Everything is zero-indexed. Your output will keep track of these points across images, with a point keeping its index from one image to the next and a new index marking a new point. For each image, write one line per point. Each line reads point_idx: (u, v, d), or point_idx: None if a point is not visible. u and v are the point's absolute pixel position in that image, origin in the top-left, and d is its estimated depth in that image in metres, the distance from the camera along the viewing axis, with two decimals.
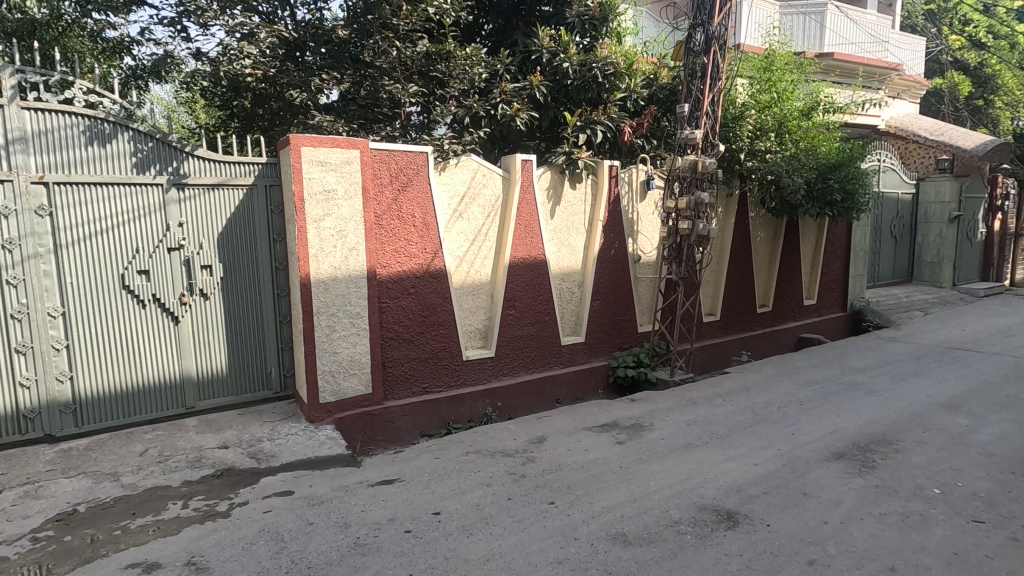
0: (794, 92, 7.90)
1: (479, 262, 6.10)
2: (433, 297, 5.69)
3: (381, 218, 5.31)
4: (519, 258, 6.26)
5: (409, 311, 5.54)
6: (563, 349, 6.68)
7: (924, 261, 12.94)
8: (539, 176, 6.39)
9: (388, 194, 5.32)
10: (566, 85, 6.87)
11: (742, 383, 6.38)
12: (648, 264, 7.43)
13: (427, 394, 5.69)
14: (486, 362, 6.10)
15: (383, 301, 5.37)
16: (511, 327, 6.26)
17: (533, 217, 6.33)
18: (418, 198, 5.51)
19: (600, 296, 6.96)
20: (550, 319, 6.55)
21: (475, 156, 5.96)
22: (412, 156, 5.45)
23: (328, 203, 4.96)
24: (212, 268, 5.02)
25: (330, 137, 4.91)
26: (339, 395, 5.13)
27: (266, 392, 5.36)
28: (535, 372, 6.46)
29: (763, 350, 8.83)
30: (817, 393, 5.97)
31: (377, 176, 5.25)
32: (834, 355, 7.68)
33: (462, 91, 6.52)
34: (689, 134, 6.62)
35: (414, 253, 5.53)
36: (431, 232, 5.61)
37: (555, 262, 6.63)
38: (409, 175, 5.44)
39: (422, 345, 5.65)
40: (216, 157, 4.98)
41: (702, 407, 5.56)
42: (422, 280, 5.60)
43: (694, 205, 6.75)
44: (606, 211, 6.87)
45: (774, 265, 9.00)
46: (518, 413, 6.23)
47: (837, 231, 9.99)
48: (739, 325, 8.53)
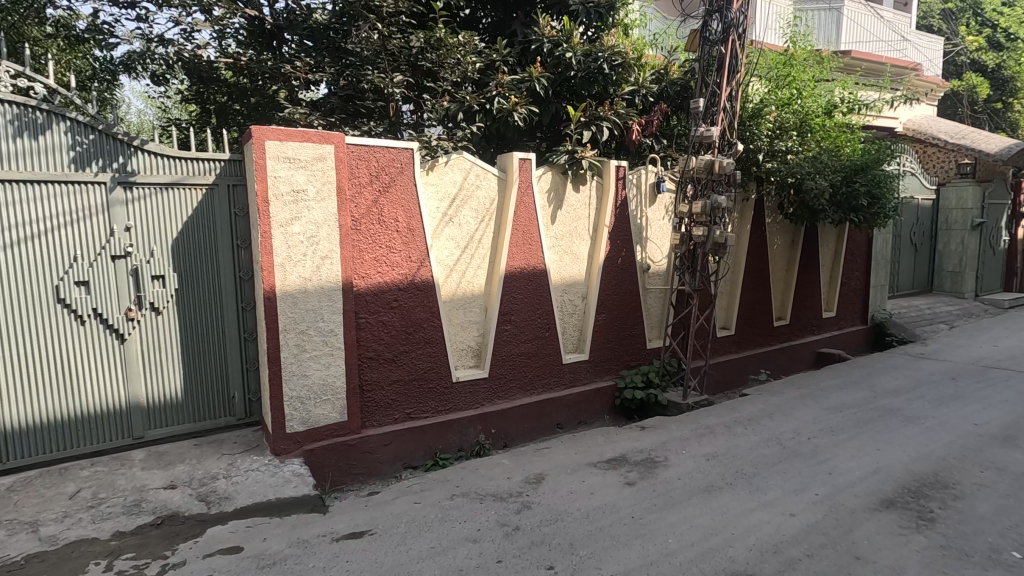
0: (814, 89, 7.30)
1: (472, 272, 5.47)
2: (419, 311, 5.06)
3: (360, 222, 4.69)
4: (516, 268, 5.64)
5: (392, 328, 4.92)
6: (564, 368, 6.05)
7: (945, 270, 12.30)
8: (539, 177, 5.79)
9: (368, 195, 4.71)
10: (569, 77, 6.26)
11: (764, 407, 5.75)
12: (658, 274, 6.82)
13: (411, 421, 5.07)
14: (479, 384, 5.46)
15: (362, 316, 4.75)
16: (507, 345, 5.63)
17: (531, 222, 5.72)
18: (403, 200, 4.90)
19: (605, 309, 6.33)
20: (550, 335, 5.93)
21: (468, 154, 5.36)
22: (396, 152, 4.84)
23: (297, 205, 4.35)
24: (165, 278, 4.41)
25: (299, 130, 4.32)
26: (308, 424, 4.52)
27: (228, 419, 4.75)
28: (533, 395, 5.83)
29: (781, 367, 8.21)
30: (849, 420, 5.32)
31: (355, 175, 4.64)
32: (861, 374, 7.03)
33: (453, 85, 5.93)
34: (706, 132, 5.97)
35: (397, 262, 4.90)
36: (418, 239, 5.00)
37: (556, 272, 6.01)
38: (392, 174, 4.83)
39: (407, 365, 5.03)
40: (170, 153, 4.39)
41: (722, 437, 4.92)
42: (407, 293, 4.97)
43: (709, 209, 6.02)
44: (612, 216, 6.27)
45: (792, 275, 8.37)
46: (514, 440, 5.60)
47: (858, 239, 9.36)
48: (755, 340, 7.92)
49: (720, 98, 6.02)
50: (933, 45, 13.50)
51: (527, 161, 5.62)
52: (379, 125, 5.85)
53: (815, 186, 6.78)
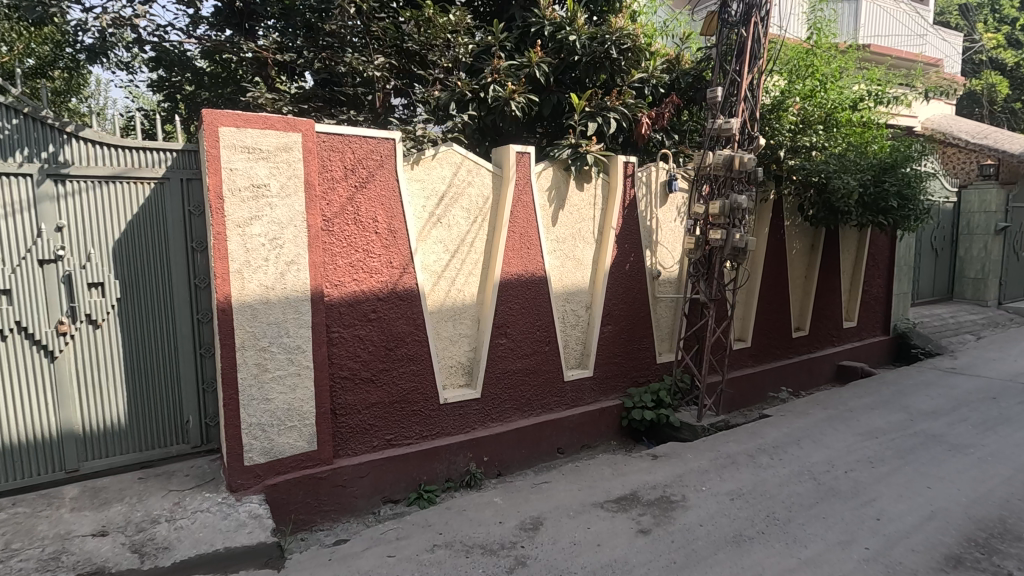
0: (838, 81, 6.72)
1: (462, 279, 4.86)
2: (401, 324, 4.45)
3: (333, 222, 4.09)
4: (513, 276, 5.04)
5: (370, 343, 4.31)
6: (566, 386, 5.45)
7: (966, 277, 11.67)
8: (539, 173, 5.19)
9: (341, 191, 4.11)
10: (573, 63, 5.66)
11: (789, 431, 5.13)
12: (669, 282, 6.22)
13: (392, 449, 4.46)
14: (469, 406, 4.86)
15: (334, 330, 4.15)
16: (502, 361, 5.02)
17: (530, 224, 5.12)
18: (383, 198, 4.30)
19: (611, 321, 5.72)
20: (550, 350, 5.32)
21: (459, 147, 4.77)
22: (375, 143, 4.25)
23: (258, 202, 3.75)
24: (105, 286, 3.81)
25: (260, 116, 3.71)
26: (271, 455, 3.92)
27: (181, 447, 4.15)
28: (531, 417, 5.23)
29: (799, 381, 7.60)
30: (887, 448, 4.72)
31: (327, 168, 4.04)
32: (891, 392, 6.41)
33: (444, 71, 5.38)
34: (725, 124, 5.36)
35: (376, 268, 4.30)
36: (400, 243, 4.40)
37: (557, 279, 5.40)
38: (370, 168, 4.23)
39: (387, 385, 4.42)
40: (110, 141, 3.79)
41: (746, 470, 4.31)
42: (387, 304, 4.36)
43: (728, 208, 5.38)
44: (620, 217, 5.67)
45: (811, 282, 7.77)
46: (510, 468, 5.00)
47: (880, 243, 8.75)
48: (772, 352, 7.32)
49: (740, 86, 5.42)
50: (951, 42, 12.91)
51: (525, 155, 5.03)
52: (360, 115, 5.37)
53: (841, 185, 6.18)
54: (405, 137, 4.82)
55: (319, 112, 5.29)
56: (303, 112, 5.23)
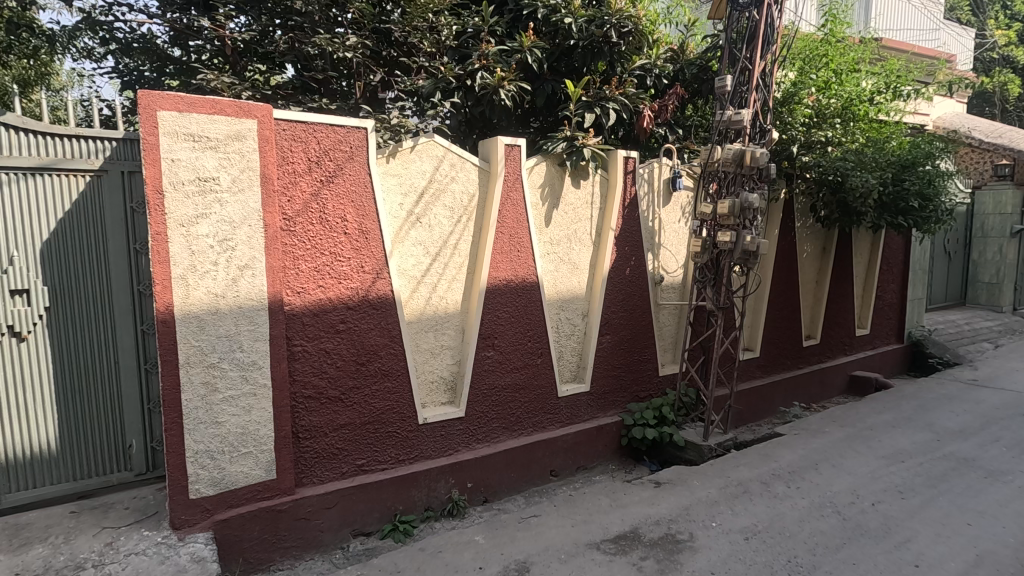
0: (854, 72, 6.25)
1: (445, 286, 4.38)
2: (374, 335, 3.98)
3: (294, 221, 3.62)
4: (501, 282, 4.56)
5: (338, 358, 3.84)
6: (560, 402, 4.98)
7: (980, 282, 11.20)
8: (530, 168, 4.72)
9: (305, 186, 3.64)
10: (569, 49, 5.19)
11: (806, 454, 4.66)
12: (672, 287, 5.75)
13: (364, 476, 3.98)
14: (452, 426, 4.38)
15: (296, 344, 3.67)
16: (489, 376, 4.55)
17: (520, 224, 4.65)
18: (353, 194, 3.83)
19: (609, 330, 5.26)
20: (542, 363, 4.85)
21: (442, 138, 4.29)
22: (344, 132, 3.78)
23: (205, 198, 3.27)
24: (31, 293, 3.33)
25: (207, 99, 3.24)
26: (221, 487, 3.43)
27: (123, 474, 3.67)
28: (522, 436, 4.75)
29: (810, 394, 7.13)
30: (916, 475, 4.25)
31: (287, 160, 3.57)
32: (913, 407, 5.94)
33: (429, 57, 4.99)
34: (735, 115, 4.89)
35: (346, 273, 3.83)
36: (373, 244, 3.93)
37: (551, 285, 4.93)
38: (339, 160, 3.76)
39: (359, 405, 3.95)
40: (37, 127, 3.31)
41: (761, 502, 3.83)
42: (357, 314, 3.89)
43: (738, 207, 4.90)
44: (619, 217, 5.20)
45: (823, 287, 7.30)
46: (497, 493, 4.53)
47: (895, 246, 8.28)
48: (781, 362, 6.85)
49: (752, 73, 4.93)
50: (963, 37, 12.43)
51: (515, 148, 4.56)
52: (333, 103, 4.90)
53: (859, 183, 5.70)
54: (382, 127, 4.35)
55: (287, 100, 4.82)
56: (269, 98, 4.74)
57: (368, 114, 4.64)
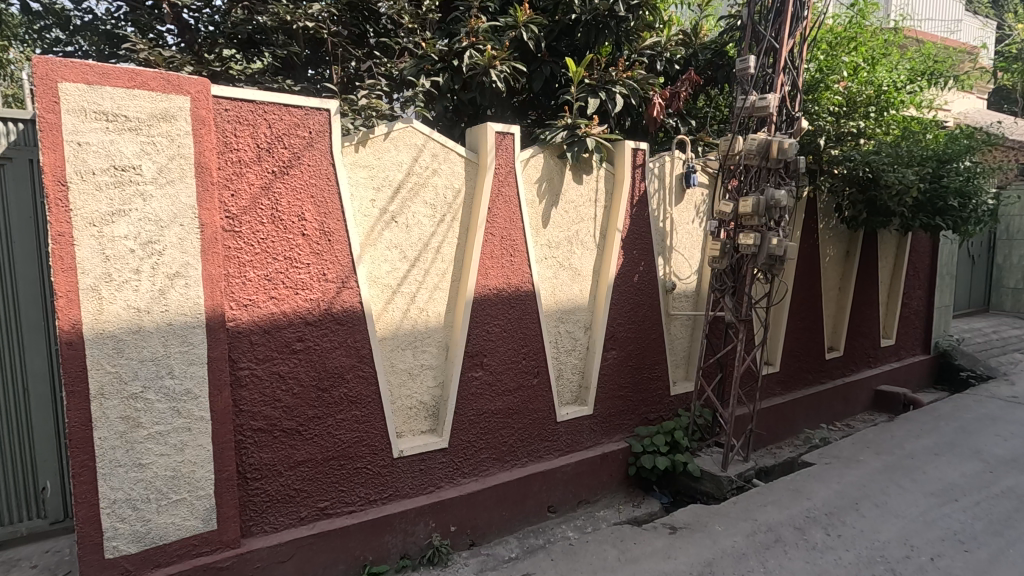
0: (886, 58, 5.65)
1: (426, 296, 3.78)
2: (339, 355, 3.37)
3: (240, 220, 3.01)
4: (491, 291, 3.96)
5: (295, 383, 3.24)
6: (559, 427, 4.37)
7: (1005, 288, 10.57)
8: (525, 161, 4.11)
9: (254, 178, 3.04)
10: (571, 26, 4.60)
11: (843, 490, 4.04)
12: (685, 296, 5.15)
13: (327, 520, 3.37)
14: (433, 459, 3.77)
15: (242, 367, 3.06)
16: (477, 400, 3.94)
17: (513, 225, 4.05)
18: (313, 188, 3.22)
19: (615, 344, 4.65)
20: (539, 384, 4.24)
21: (422, 124, 3.69)
22: (302, 114, 3.17)
23: (123, 191, 2.66)
24: None
25: (126, 69, 2.63)
26: (147, 542, 2.82)
27: (36, 522, 3.10)
28: (515, 468, 4.14)
29: (833, 412, 6.51)
30: (975, 518, 3.63)
31: (230, 146, 2.96)
32: (953, 430, 5.32)
33: (410, 34, 4.47)
34: (760, 101, 4.26)
35: (304, 282, 3.22)
36: (337, 248, 3.32)
37: (549, 293, 4.32)
38: (295, 148, 3.15)
39: (320, 438, 3.34)
40: None
41: (799, 556, 3.22)
42: (318, 330, 3.28)
43: (762, 205, 4.26)
44: (627, 217, 4.60)
45: (846, 294, 6.70)
46: (486, 536, 3.91)
47: (922, 249, 7.66)
48: (802, 377, 6.25)
49: (780, 52, 4.32)
50: (983, 30, 11.84)
51: (507, 136, 3.95)
52: (298, 84, 4.31)
53: (895, 179, 5.06)
54: (349, 109, 3.74)
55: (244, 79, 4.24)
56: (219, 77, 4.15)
57: (337, 96, 4.05)
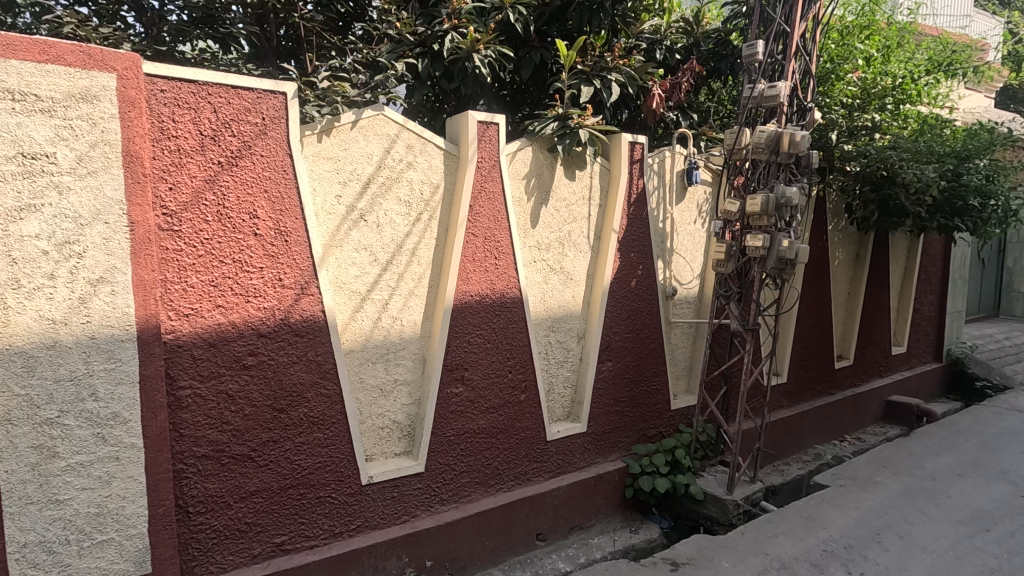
0: (901, 47, 5.28)
1: (399, 303, 3.39)
2: (298, 370, 2.99)
3: (179, 217, 2.62)
4: (473, 297, 3.57)
5: (246, 404, 2.85)
6: (549, 446, 3.99)
7: (1016, 293, 10.22)
8: (512, 155, 3.74)
9: (196, 170, 2.65)
10: (564, 8, 4.24)
11: (862, 518, 3.67)
12: (686, 302, 4.78)
13: (284, 557, 2.98)
14: (407, 485, 3.38)
15: (183, 386, 2.68)
16: (457, 419, 3.56)
17: (498, 224, 3.67)
18: (267, 182, 2.84)
19: (611, 355, 4.27)
20: (526, 400, 3.86)
21: (395, 112, 3.32)
22: (254, 98, 2.79)
23: (34, 182, 2.27)
24: None
25: (35, 40, 2.24)
26: None
27: None
28: (500, 493, 3.75)
29: (843, 424, 6.13)
30: (1011, 553, 3.27)
31: (167, 133, 2.58)
32: (975, 446, 4.95)
33: (385, 16, 4.09)
34: (770, 89, 3.90)
35: (257, 288, 2.84)
36: (295, 249, 2.94)
37: (538, 300, 3.94)
38: (245, 136, 2.77)
39: (276, 464, 2.95)
40: None
41: None
42: (273, 342, 2.90)
43: (773, 203, 3.89)
44: (623, 216, 4.23)
45: (856, 300, 6.33)
46: (467, 570, 3.52)
47: (934, 251, 7.29)
48: (810, 388, 5.87)
49: (791, 37, 3.93)
50: (994, 29, 11.50)
51: (491, 126, 3.58)
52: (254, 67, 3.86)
53: (914, 177, 4.69)
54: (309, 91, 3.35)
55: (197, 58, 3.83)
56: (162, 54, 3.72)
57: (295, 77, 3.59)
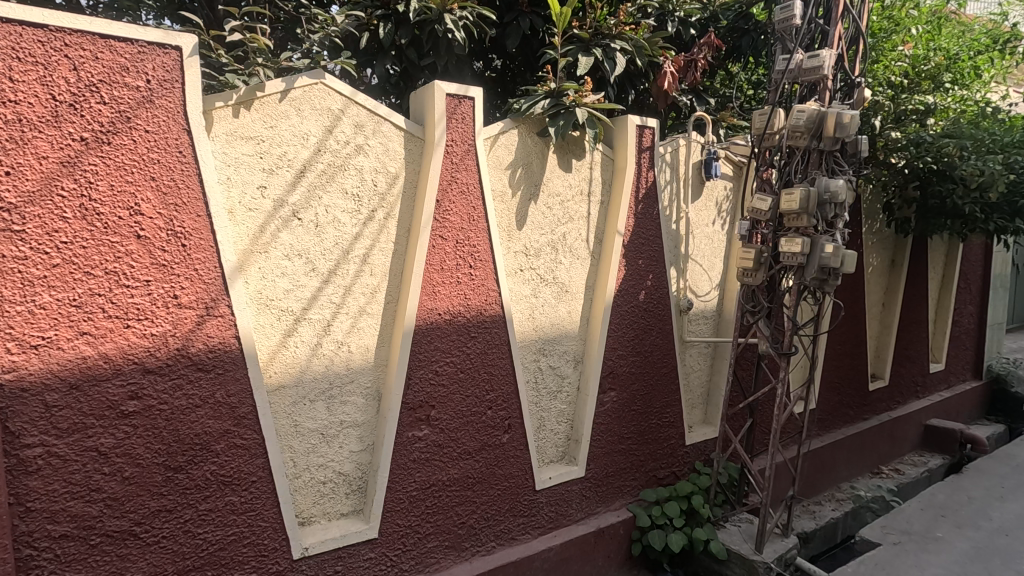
0: (954, 20, 4.55)
1: (346, 325, 2.68)
2: (203, 416, 2.27)
3: (21, 212, 1.90)
4: (442, 316, 2.86)
5: (127, 463, 2.13)
6: (539, 497, 3.26)
7: None
8: (493, 139, 3.02)
9: (47, 148, 1.93)
10: None
11: None
12: (703, 318, 4.05)
13: None
14: (355, 557, 2.65)
15: (29, 444, 1.95)
16: (422, 470, 2.84)
17: (475, 225, 2.96)
18: (155, 166, 2.12)
19: (615, 382, 3.54)
20: (510, 442, 3.14)
21: (341, 80, 2.61)
22: (136, 53, 2.07)
23: None
24: None
25: None
26: None
27: None
28: (476, 558, 3.02)
29: (879, 454, 5.38)
30: None
31: (2, 95, 1.86)
32: None
33: None
34: (811, 59, 3.18)
35: (141, 308, 2.12)
36: (196, 257, 2.22)
37: (527, 316, 3.21)
38: (122, 103, 2.05)
39: (172, 540, 2.23)
40: None
41: None
42: (164, 381, 2.17)
43: (814, 198, 3.17)
44: (629, 216, 3.51)
45: (892, 312, 5.59)
46: None
47: (976, 256, 6.54)
48: (842, 414, 5.13)
49: None
50: None
51: (464, 101, 2.86)
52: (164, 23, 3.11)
53: (977, 169, 3.95)
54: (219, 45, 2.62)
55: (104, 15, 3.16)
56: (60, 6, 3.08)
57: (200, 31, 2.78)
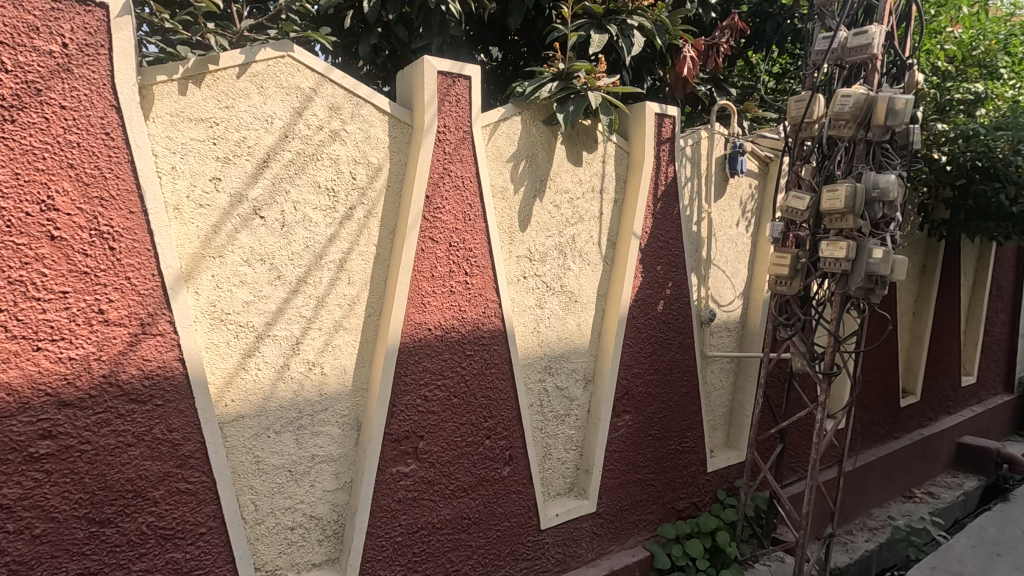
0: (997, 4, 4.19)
1: (318, 343, 2.27)
2: (137, 456, 1.86)
3: None
4: (433, 332, 2.45)
5: (40, 518, 1.72)
6: (544, 537, 2.84)
7: None
8: (493, 126, 2.62)
9: None
10: None
11: None
12: (726, 330, 3.64)
13: None
14: None
15: None
16: (408, 511, 2.43)
17: (473, 225, 2.56)
18: (74, 149, 1.72)
19: (630, 403, 3.13)
20: (511, 476, 2.73)
21: (312, 54, 2.20)
22: (48, 10, 1.68)
23: None
24: None
25: None
26: None
27: None
28: None
29: (911, 476, 4.97)
30: None
31: None
32: None
33: None
34: (857, 36, 2.78)
35: (56, 325, 1.71)
36: (128, 262, 1.82)
37: (531, 330, 2.80)
38: (30, 71, 1.65)
39: None
40: None
41: None
42: (87, 416, 1.77)
43: (862, 196, 2.76)
44: (647, 216, 3.11)
45: (924, 321, 5.18)
46: None
47: (1008, 262, 6.13)
48: (873, 433, 4.72)
49: None
50: None
51: (459, 81, 2.47)
52: None
53: None
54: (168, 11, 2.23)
55: None
56: None
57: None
